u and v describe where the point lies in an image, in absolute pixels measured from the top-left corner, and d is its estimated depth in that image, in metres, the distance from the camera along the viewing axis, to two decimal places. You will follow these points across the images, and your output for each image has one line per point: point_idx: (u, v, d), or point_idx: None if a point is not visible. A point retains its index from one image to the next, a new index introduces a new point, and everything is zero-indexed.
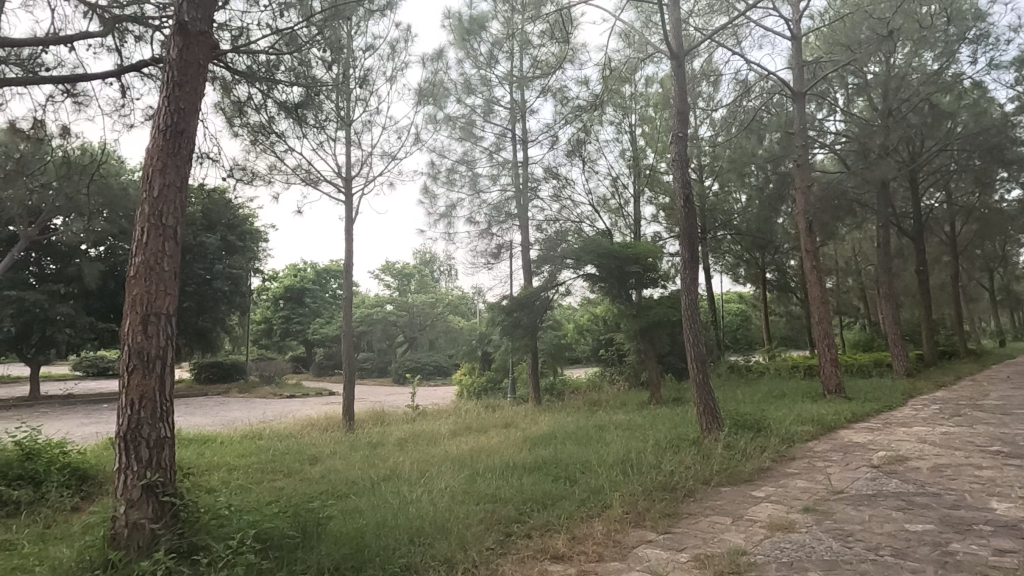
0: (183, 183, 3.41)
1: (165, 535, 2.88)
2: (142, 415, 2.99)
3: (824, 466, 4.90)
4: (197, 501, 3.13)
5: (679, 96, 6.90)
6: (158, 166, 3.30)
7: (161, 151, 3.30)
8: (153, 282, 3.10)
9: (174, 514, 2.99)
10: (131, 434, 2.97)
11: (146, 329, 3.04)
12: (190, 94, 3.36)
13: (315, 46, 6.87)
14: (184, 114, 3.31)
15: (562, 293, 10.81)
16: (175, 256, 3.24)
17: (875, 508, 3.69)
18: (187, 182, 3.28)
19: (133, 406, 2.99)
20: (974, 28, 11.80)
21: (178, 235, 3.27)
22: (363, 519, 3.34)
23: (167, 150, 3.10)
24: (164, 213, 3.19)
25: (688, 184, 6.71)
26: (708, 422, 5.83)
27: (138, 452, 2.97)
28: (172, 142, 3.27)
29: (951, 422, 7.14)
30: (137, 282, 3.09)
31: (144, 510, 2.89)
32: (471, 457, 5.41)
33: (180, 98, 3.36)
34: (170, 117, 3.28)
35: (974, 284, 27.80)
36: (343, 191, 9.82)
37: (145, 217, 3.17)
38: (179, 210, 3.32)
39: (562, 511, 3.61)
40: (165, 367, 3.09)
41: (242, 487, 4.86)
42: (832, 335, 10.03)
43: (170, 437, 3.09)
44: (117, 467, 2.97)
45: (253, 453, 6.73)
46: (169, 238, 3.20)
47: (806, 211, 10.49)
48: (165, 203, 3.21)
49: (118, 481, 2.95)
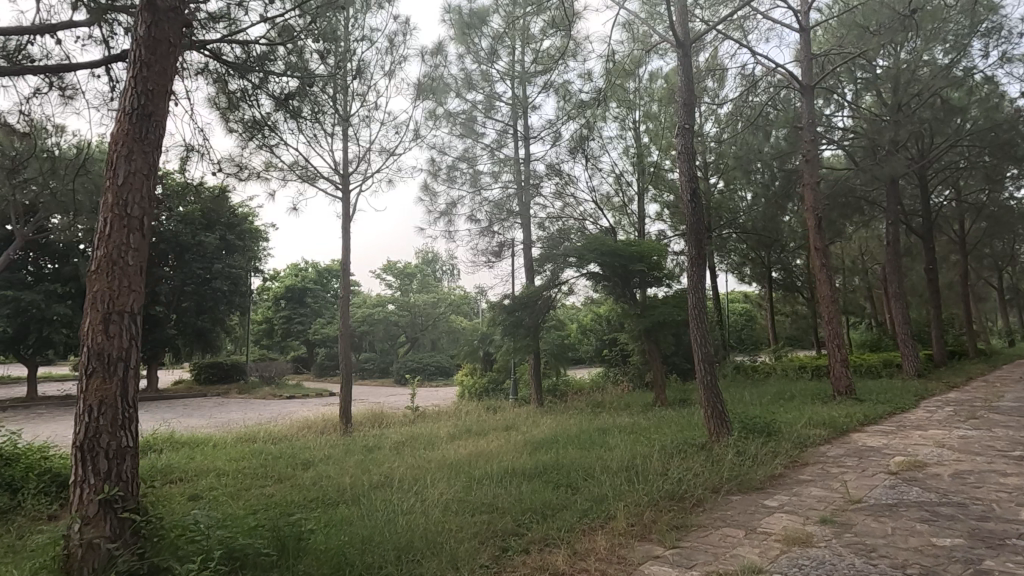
0: (152, 170, 3.22)
1: (123, 555, 2.66)
2: (101, 422, 2.79)
3: (839, 472, 4.66)
4: (163, 517, 2.93)
5: (686, 86, 6.66)
6: (125, 151, 3.11)
7: (128, 136, 3.11)
8: (116, 278, 2.90)
9: (136, 532, 2.78)
10: (89, 443, 2.77)
11: (107, 328, 2.84)
12: (159, 75, 3.17)
13: (311, 37, 6.66)
14: (153, 97, 3.12)
15: (564, 292, 10.59)
16: (142, 249, 3.05)
17: (898, 521, 3.45)
18: (157, 172, 3.10)
19: (91, 413, 2.78)
20: (986, 20, 11.52)
21: (144, 227, 3.06)
22: (347, 532, 3.13)
23: (129, 133, 2.91)
24: (128, 202, 2.99)
25: (694, 179, 6.48)
26: (717, 426, 5.59)
27: (95, 464, 2.76)
28: (139, 125, 3.08)
29: (967, 425, 6.90)
30: (98, 279, 2.89)
31: (101, 529, 2.68)
32: (469, 462, 5.20)
33: (148, 78, 3.16)
34: (137, 100, 3.09)
35: (982, 283, 27.50)
36: (341, 189, 9.61)
37: (107, 207, 2.97)
38: (149, 200, 3.13)
39: (562, 522, 3.40)
40: (128, 370, 2.89)
41: (229, 497, 4.66)
42: (842, 334, 9.76)
43: (133, 447, 2.88)
44: (73, 480, 2.77)
45: (245, 458, 6.51)
46: (134, 229, 3.00)
47: (815, 209, 10.20)
48: (130, 192, 3.01)
49: (74, 494, 2.75)
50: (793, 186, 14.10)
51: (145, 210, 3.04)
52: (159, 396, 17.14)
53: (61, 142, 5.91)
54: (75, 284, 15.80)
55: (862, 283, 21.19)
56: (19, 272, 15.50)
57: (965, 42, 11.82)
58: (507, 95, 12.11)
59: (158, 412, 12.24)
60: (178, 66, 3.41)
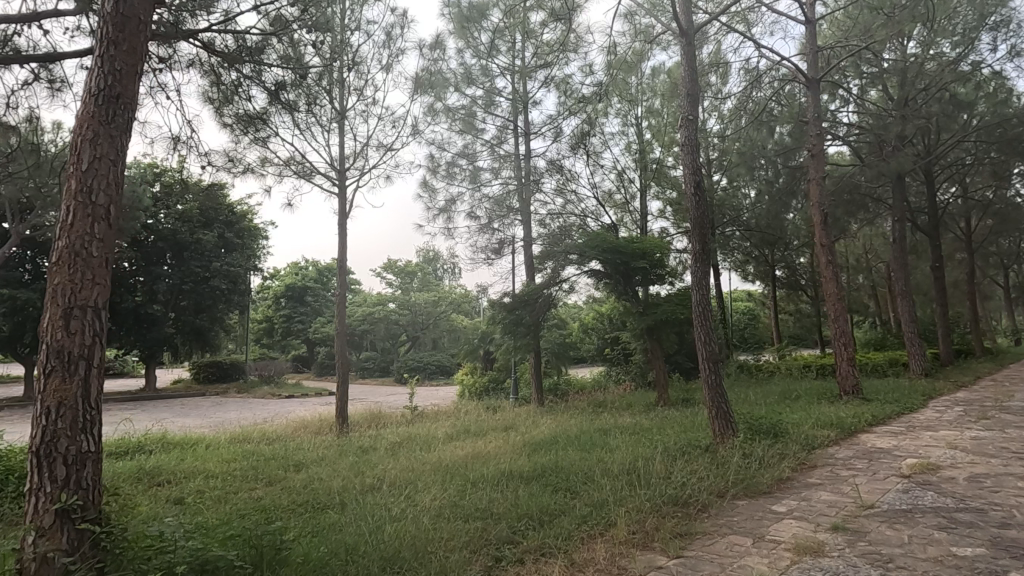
0: (120, 156, 3.10)
1: (78, 569, 2.54)
2: (59, 426, 2.66)
3: (849, 476, 4.47)
4: (126, 529, 2.80)
5: (690, 77, 6.48)
6: (90, 136, 2.99)
7: (94, 120, 3.00)
8: (77, 271, 2.77)
9: (95, 544, 2.65)
10: (45, 448, 2.64)
11: (68, 324, 2.71)
12: (128, 55, 3.05)
13: (304, 28, 6.49)
14: (120, 77, 3.00)
15: (565, 290, 10.38)
16: (109, 241, 2.92)
17: (914, 528, 3.27)
18: (125, 158, 2.98)
19: (50, 415, 2.66)
20: (995, 13, 11.29)
21: (110, 217, 2.94)
22: (333, 541, 2.98)
23: (92, 115, 2.79)
24: (92, 189, 2.87)
25: (698, 171, 6.29)
26: (722, 427, 5.43)
27: (52, 470, 2.64)
28: (106, 108, 2.97)
29: (979, 425, 6.70)
30: (59, 271, 2.77)
31: (56, 543, 2.55)
32: (465, 465, 5.03)
33: (116, 59, 3.05)
34: (104, 81, 2.96)
35: (987, 282, 27.22)
36: (337, 185, 9.46)
37: (70, 194, 2.85)
38: (118, 189, 3.02)
39: (558, 529, 3.24)
40: (90, 370, 2.76)
41: (216, 503, 4.50)
42: (848, 332, 9.57)
43: (94, 453, 2.76)
44: (28, 487, 2.64)
45: (237, 459, 6.35)
46: (98, 219, 2.89)
47: (819, 203, 9.99)
48: (96, 179, 2.89)
49: (29, 503, 2.63)
50: (798, 183, 13.86)
51: (112, 199, 2.92)
52: (158, 395, 17.00)
53: (56, 138, 5.79)
54: None
55: (866, 282, 20.98)
56: (16, 270, 15.35)
57: (974, 36, 11.66)
58: (508, 91, 11.95)
59: (155, 413, 12.04)
60: (148, 48, 3.29)
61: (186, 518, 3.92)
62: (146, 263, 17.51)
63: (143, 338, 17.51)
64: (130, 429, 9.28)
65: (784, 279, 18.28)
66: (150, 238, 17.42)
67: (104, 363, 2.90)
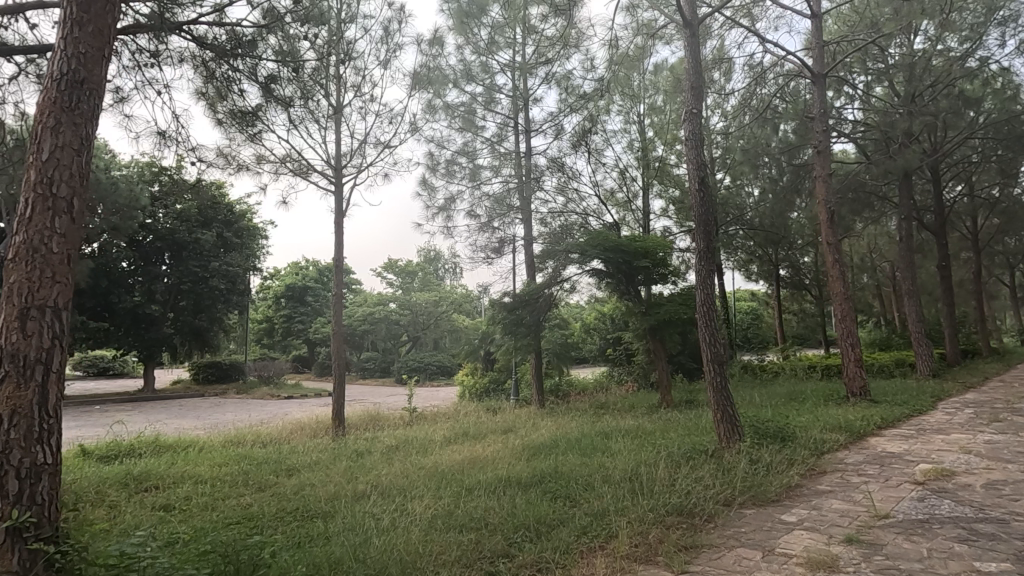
0: (87, 145, 3.21)
1: None
2: (13, 435, 2.73)
3: (861, 482, 4.30)
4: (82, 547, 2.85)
5: (693, 69, 6.30)
6: (52, 126, 3.07)
7: (58, 105, 3.09)
8: (35, 269, 2.86)
9: (49, 564, 2.69)
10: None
11: (24, 326, 2.80)
12: (93, 37, 3.17)
13: (298, 21, 6.32)
14: (84, 61, 3.11)
15: (567, 289, 10.19)
16: (71, 235, 3.01)
17: (932, 541, 3.09)
18: (89, 146, 3.10)
19: (3, 425, 2.72)
20: (1003, 8, 11.07)
21: (72, 208, 3.03)
22: (317, 553, 2.86)
23: (50, 101, 2.89)
24: (52, 179, 2.96)
25: (703, 166, 6.11)
26: (727, 431, 5.26)
27: (5, 484, 2.69)
28: (68, 92, 3.07)
29: (991, 428, 6.52)
30: (15, 268, 2.85)
31: (8, 562, 2.60)
32: (461, 470, 4.86)
33: (80, 40, 3.16)
34: (69, 64, 3.07)
35: (994, 281, 27.00)
36: (334, 183, 9.31)
37: (30, 184, 2.95)
38: (82, 179, 3.10)
39: (554, 541, 3.06)
40: (47, 375, 2.85)
41: (202, 510, 4.40)
42: (855, 333, 9.39)
43: (49, 465, 2.83)
44: None
45: (229, 462, 6.20)
46: (59, 212, 2.97)
47: (826, 200, 9.79)
48: (58, 169, 2.98)
49: None
50: (803, 180, 13.66)
51: (75, 191, 3.01)
52: (157, 396, 16.84)
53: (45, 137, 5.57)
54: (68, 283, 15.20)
55: (871, 281, 20.77)
56: None
57: (982, 31, 11.45)
58: (508, 88, 11.78)
59: (150, 415, 11.86)
60: (114, 39, 3.38)
61: (166, 529, 3.80)
62: (144, 263, 17.33)
63: (142, 338, 17.32)
64: (123, 431, 9.15)
65: (788, 279, 18.09)
66: (149, 238, 17.30)
67: (64, 368, 2.98)
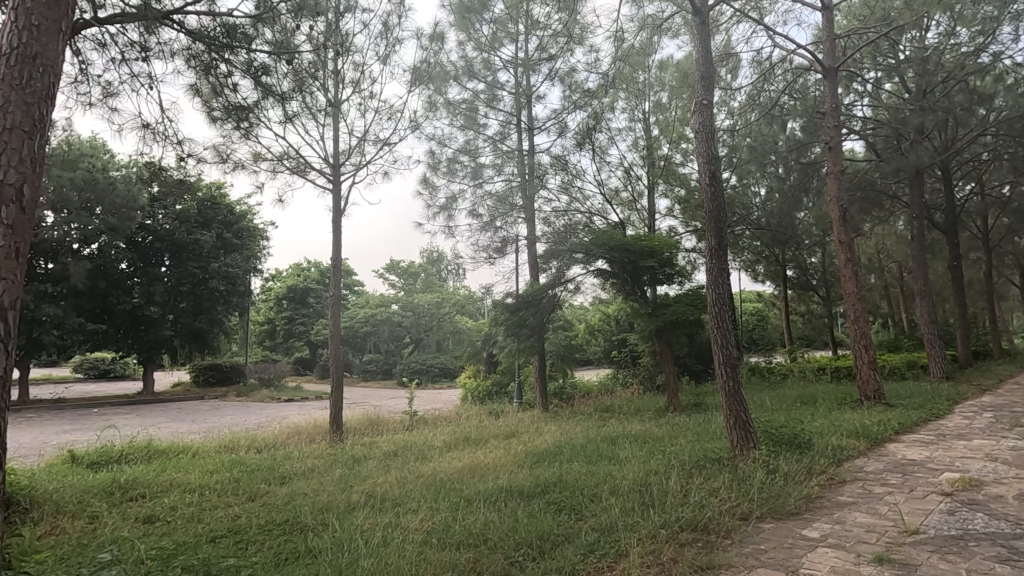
0: (42, 128, 3.15)
1: None
2: None
3: (884, 493, 4.05)
4: None
5: (704, 58, 6.03)
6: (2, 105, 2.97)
7: (10, 84, 3.00)
8: None
9: None
10: None
11: None
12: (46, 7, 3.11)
13: (296, 14, 6.08)
14: (37, 35, 3.05)
15: (570, 291, 9.93)
16: (18, 226, 2.93)
17: (971, 562, 2.84)
18: (40, 128, 3.05)
19: None
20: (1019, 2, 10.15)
21: (21, 194, 2.95)
22: None
23: None
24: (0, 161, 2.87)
25: (714, 159, 5.86)
26: (740, 438, 5.01)
27: None
28: (16, 70, 3.00)
29: (1015, 433, 6.23)
30: None
31: None
32: (459, 480, 4.62)
33: (31, 12, 3.07)
34: (20, 39, 3.01)
35: (1005, 282, 26.60)
36: (331, 181, 9.09)
37: None
38: (33, 164, 3.04)
39: (560, 561, 2.83)
40: None
41: (187, 521, 4.19)
42: (869, 334, 9.11)
43: None
44: None
45: (221, 469, 5.96)
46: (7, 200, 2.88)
47: (838, 198, 9.51)
48: (7, 153, 2.91)
49: None
50: (811, 178, 13.41)
51: (24, 176, 2.94)
52: (156, 399, 16.64)
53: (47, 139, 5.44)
54: (67, 284, 15.02)
55: (879, 281, 20.48)
56: None
57: (995, 25, 10.72)
58: (511, 85, 11.56)
59: (146, 418, 11.66)
60: (70, 28, 3.31)
61: (146, 546, 3.57)
62: (143, 264, 17.12)
63: (141, 339, 17.11)
64: (116, 435, 8.96)
65: (794, 279, 17.83)
66: (148, 239, 17.12)
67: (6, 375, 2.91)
